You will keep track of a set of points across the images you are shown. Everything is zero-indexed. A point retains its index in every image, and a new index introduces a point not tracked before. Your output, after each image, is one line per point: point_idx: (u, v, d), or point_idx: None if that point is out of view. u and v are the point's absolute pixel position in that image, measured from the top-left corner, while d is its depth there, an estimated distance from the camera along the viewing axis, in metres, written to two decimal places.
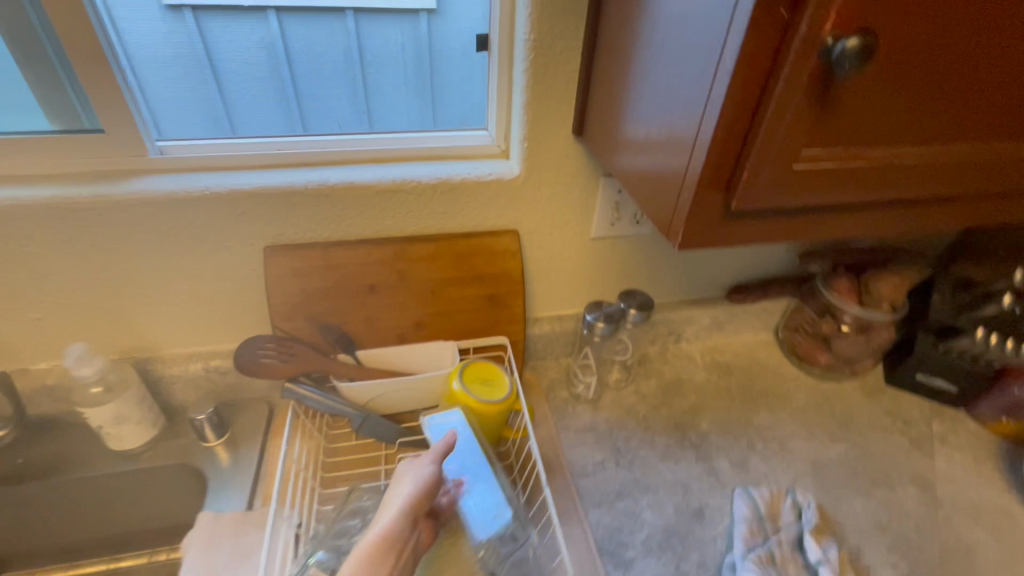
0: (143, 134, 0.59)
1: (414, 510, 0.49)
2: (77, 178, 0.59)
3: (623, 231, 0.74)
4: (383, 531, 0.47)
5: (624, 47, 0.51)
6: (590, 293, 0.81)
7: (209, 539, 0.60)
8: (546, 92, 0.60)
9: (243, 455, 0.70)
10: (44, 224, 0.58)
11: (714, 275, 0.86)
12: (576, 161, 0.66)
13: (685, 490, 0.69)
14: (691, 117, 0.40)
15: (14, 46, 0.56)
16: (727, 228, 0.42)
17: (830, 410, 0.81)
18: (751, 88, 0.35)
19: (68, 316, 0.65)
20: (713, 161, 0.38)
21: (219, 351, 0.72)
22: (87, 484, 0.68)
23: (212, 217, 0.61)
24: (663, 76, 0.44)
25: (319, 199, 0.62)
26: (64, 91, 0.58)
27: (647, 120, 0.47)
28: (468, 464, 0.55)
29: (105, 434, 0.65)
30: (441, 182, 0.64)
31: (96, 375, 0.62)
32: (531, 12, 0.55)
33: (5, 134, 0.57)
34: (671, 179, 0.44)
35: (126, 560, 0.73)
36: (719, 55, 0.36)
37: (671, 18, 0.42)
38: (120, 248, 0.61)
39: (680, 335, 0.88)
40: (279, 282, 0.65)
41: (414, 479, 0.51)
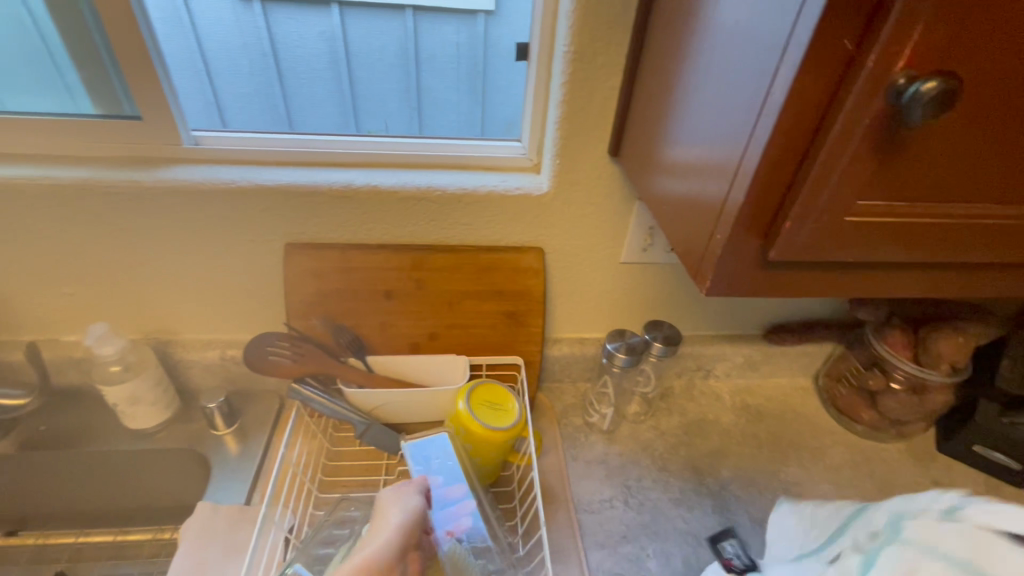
0: (180, 124, 0.60)
1: (404, 542, 0.45)
2: (116, 163, 0.61)
3: (655, 258, 0.70)
4: (367, 560, 0.42)
5: (669, 67, 0.47)
6: (616, 318, 0.77)
7: (204, 530, 0.60)
8: (584, 106, 0.57)
9: (249, 447, 0.70)
10: (79, 205, 0.59)
11: (750, 311, 0.80)
12: (610, 181, 0.63)
13: (696, 542, 0.64)
14: (733, 150, 0.36)
15: (68, 31, 0.57)
16: (763, 277, 0.38)
17: (868, 471, 0.74)
18: (805, 125, 0.31)
19: (98, 294, 0.66)
20: (752, 203, 0.34)
21: (237, 341, 0.72)
22: (102, 458, 0.70)
23: (237, 210, 0.61)
24: (707, 102, 0.40)
25: (342, 201, 0.61)
26: (110, 77, 0.59)
27: (687, 148, 0.43)
28: (447, 498, 0.55)
29: (121, 412, 0.67)
30: (467, 193, 0.62)
31: (116, 355, 0.63)
32: (573, 23, 0.52)
33: (54, 116, 0.59)
34: (705, 216, 0.40)
35: (134, 534, 0.73)
36: (769, 86, 0.32)
37: (721, 40, 0.38)
38: (150, 233, 0.62)
39: (709, 371, 0.83)
40: (298, 280, 0.64)
41: (402, 509, 0.48)
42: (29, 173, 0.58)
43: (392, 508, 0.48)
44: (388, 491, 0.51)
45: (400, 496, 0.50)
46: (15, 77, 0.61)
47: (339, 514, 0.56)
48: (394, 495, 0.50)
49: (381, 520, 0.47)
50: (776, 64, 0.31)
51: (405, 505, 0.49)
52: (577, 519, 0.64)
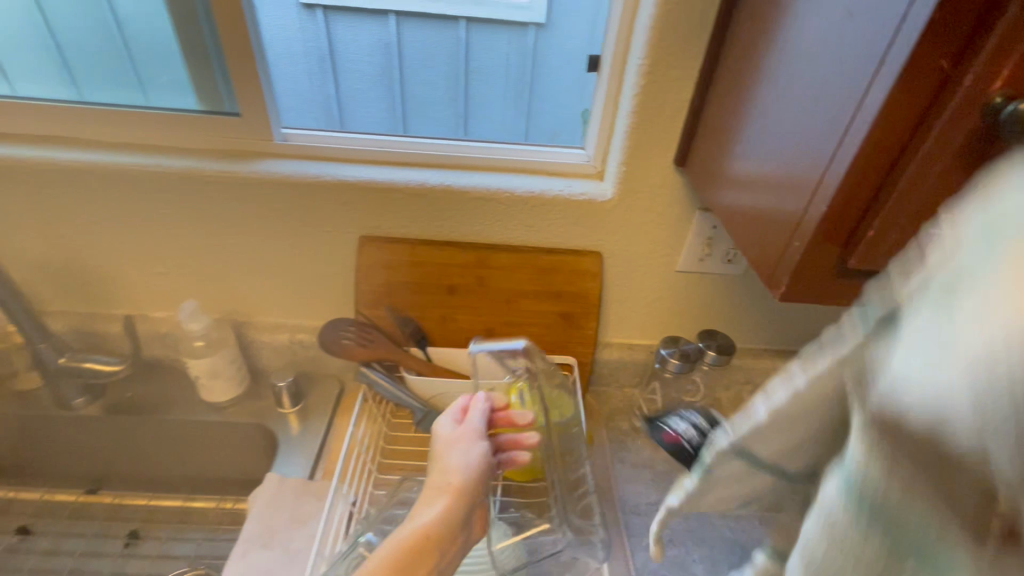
0: (272, 121, 0.65)
1: (467, 499, 0.50)
2: (211, 153, 0.66)
3: (711, 268, 0.72)
4: (432, 523, 0.48)
5: (743, 81, 0.49)
6: (667, 325, 0.78)
7: (272, 500, 0.64)
8: (654, 117, 0.59)
9: (311, 427, 0.74)
10: (181, 191, 0.65)
11: (803, 327, 0.80)
12: (673, 190, 0.64)
13: (743, 552, 0.64)
14: (815, 162, 0.38)
15: (184, 34, 0.64)
16: (839, 285, 0.39)
17: None
18: (893, 140, 0.33)
19: (187, 274, 0.72)
20: (834, 212, 0.36)
21: (305, 326, 0.77)
22: (179, 426, 0.76)
23: (320, 203, 0.66)
24: (786, 116, 0.42)
25: (417, 198, 0.65)
26: (217, 77, 0.65)
27: (760, 158, 0.45)
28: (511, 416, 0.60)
29: (200, 384, 0.72)
30: (534, 196, 0.65)
31: (201, 331, 0.68)
32: (651, 37, 0.55)
33: (164, 109, 0.65)
34: (781, 224, 0.41)
35: (199, 501, 0.79)
36: (859, 102, 0.33)
37: (805, 58, 0.40)
38: (238, 220, 0.67)
39: (757, 385, 0.83)
40: (369, 271, 0.68)
41: (464, 464, 0.52)
42: (138, 160, 0.64)
43: (453, 455, 0.53)
44: (448, 432, 0.55)
45: (460, 439, 0.54)
46: (121, 72, 0.67)
47: (402, 494, 0.59)
48: (455, 439, 0.54)
49: (442, 466, 0.52)
50: (867, 81, 0.33)
51: (463, 453, 0.53)
52: (625, 520, 0.65)
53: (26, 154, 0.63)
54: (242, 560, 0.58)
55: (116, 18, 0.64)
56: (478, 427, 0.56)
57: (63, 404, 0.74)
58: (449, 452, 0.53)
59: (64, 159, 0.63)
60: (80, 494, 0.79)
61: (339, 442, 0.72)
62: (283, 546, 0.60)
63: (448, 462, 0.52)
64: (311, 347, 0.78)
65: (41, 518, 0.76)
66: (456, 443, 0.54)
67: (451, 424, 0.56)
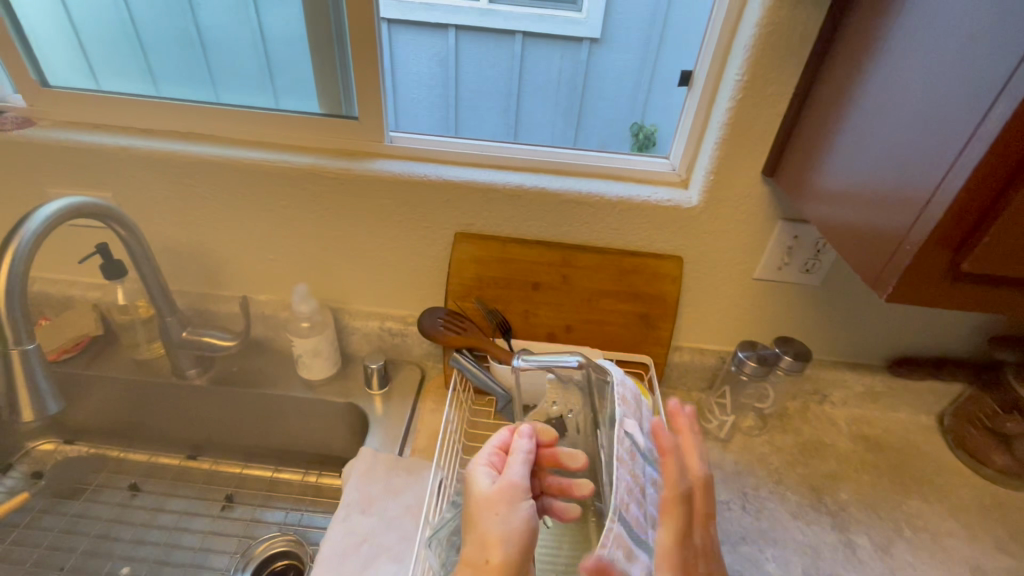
0: (384, 125, 0.72)
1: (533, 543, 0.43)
2: (328, 152, 0.73)
3: (789, 277, 0.74)
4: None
5: (844, 98, 0.52)
6: (739, 332, 0.80)
7: (368, 471, 0.68)
8: (746, 130, 0.63)
9: (396, 408, 0.79)
10: (299, 185, 0.72)
11: (876, 341, 0.81)
12: (758, 200, 0.67)
13: (816, 555, 0.65)
14: (928, 174, 0.40)
15: (314, 49, 0.72)
16: (946, 289, 0.42)
17: (1000, 517, 0.72)
18: (1013, 155, 0.35)
19: (294, 261, 0.79)
20: (948, 220, 0.38)
21: (394, 315, 0.83)
22: (276, 400, 0.82)
23: (422, 200, 0.72)
24: (893, 131, 0.45)
25: (512, 199, 0.70)
26: (338, 85, 0.73)
27: (863, 170, 0.48)
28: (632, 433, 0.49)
29: (301, 362, 0.79)
30: (622, 200, 0.69)
31: (308, 313, 0.75)
32: (749, 56, 0.59)
33: (291, 112, 0.73)
34: (887, 231, 0.44)
35: (284, 472, 0.84)
36: (980, 119, 0.36)
37: (912, 79, 0.43)
38: (346, 212, 0.74)
39: (826, 397, 0.84)
40: (462, 265, 0.74)
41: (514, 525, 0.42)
42: (264, 156, 0.71)
43: (493, 520, 0.42)
44: (485, 487, 0.44)
45: (499, 500, 0.43)
46: (249, 80, 0.75)
47: None
48: (493, 500, 0.43)
49: (480, 534, 0.41)
50: (989, 100, 0.36)
51: (507, 517, 0.42)
52: None
53: (172, 148, 0.71)
54: (343, 522, 0.63)
55: (223, 31, 0.72)
56: (514, 488, 0.44)
57: (179, 373, 0.82)
58: (488, 515, 0.42)
59: (201, 152, 0.71)
60: (180, 457, 0.86)
61: (423, 424, 0.77)
62: (379, 512, 0.65)
63: (488, 529, 0.41)
64: (398, 335, 0.83)
65: (148, 478, 0.83)
66: (495, 505, 0.43)
67: (487, 475, 0.45)
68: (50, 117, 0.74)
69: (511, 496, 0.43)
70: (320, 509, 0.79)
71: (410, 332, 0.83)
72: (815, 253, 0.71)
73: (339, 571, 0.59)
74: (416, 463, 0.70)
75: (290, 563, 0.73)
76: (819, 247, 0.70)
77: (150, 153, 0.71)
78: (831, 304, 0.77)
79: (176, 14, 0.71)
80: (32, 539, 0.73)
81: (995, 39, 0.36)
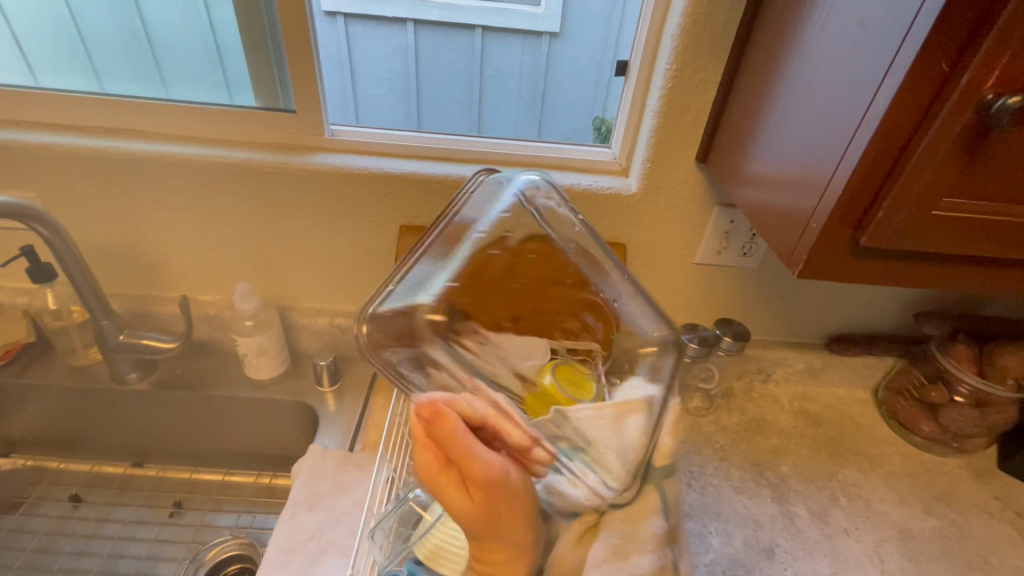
0: (324, 118, 0.71)
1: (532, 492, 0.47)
2: (266, 146, 0.71)
3: (728, 260, 0.76)
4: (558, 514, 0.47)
5: (762, 86, 0.54)
6: (684, 316, 0.83)
7: (316, 469, 0.68)
8: (679, 118, 0.64)
9: (347, 405, 0.79)
10: (236, 180, 0.70)
11: (813, 320, 0.84)
12: (694, 186, 0.69)
13: (757, 527, 0.67)
14: (830, 155, 0.43)
15: (249, 39, 0.70)
16: (849, 263, 0.44)
17: (927, 482, 0.76)
18: (900, 133, 0.38)
19: (236, 259, 0.77)
20: (847, 197, 0.41)
21: (344, 310, 0.82)
22: (224, 401, 0.81)
23: (365, 193, 0.71)
24: (802, 116, 0.47)
25: (455, 190, 0.70)
26: (275, 79, 0.72)
27: (778, 155, 0.50)
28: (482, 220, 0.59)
29: (247, 362, 0.78)
30: (564, 189, 0.70)
31: (251, 311, 0.74)
32: (677, 45, 0.60)
33: (225, 105, 0.71)
34: (798, 210, 0.47)
35: (236, 475, 0.83)
36: (870, 101, 0.39)
37: (817, 64, 0.45)
38: (287, 209, 0.72)
39: (769, 375, 0.87)
40: (407, 257, 0.73)
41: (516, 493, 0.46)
42: (198, 151, 0.69)
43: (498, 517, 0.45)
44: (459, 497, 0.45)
45: (488, 497, 0.44)
46: (182, 73, 0.73)
47: None
48: (483, 501, 0.44)
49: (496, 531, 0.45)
50: (877, 83, 0.38)
51: (503, 502, 0.45)
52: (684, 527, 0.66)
53: (99, 144, 0.68)
54: (291, 521, 0.62)
55: (152, 24, 0.70)
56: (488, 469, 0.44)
57: (119, 378, 0.79)
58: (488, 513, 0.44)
59: (130, 148, 0.68)
60: (126, 466, 0.84)
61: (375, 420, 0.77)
62: (328, 509, 0.64)
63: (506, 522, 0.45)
64: (348, 330, 0.83)
65: (91, 488, 0.80)
66: (490, 504, 0.44)
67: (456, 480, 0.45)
68: None
69: (487, 483, 0.44)
70: (272, 511, 0.77)
71: None
72: (750, 236, 0.73)
73: (286, 570, 0.58)
74: (367, 459, 0.69)
75: (242, 566, 0.71)
76: (754, 232, 0.73)
77: (75, 150, 0.68)
78: (770, 286, 0.80)
79: (112, 10, 0.69)
80: None
81: (881, 25, 0.38)
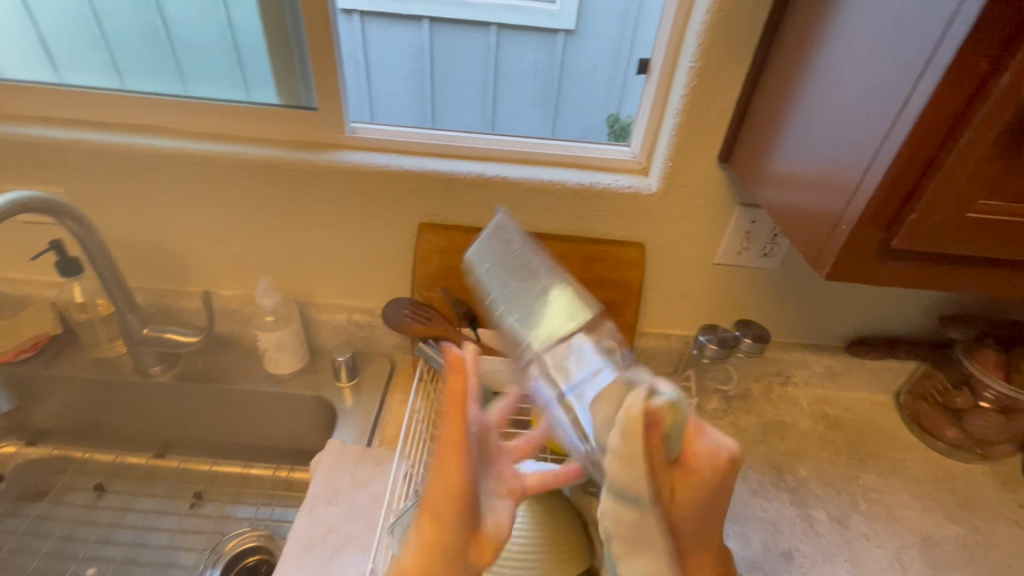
0: (344, 116, 0.71)
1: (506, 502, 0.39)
2: (288, 144, 0.72)
3: (748, 261, 0.75)
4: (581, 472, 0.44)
5: (789, 84, 0.53)
6: (702, 317, 0.82)
7: (335, 463, 0.68)
8: (702, 117, 0.64)
9: (364, 400, 0.79)
10: (258, 177, 0.71)
11: (834, 322, 0.83)
12: (716, 185, 0.69)
13: (775, 530, 0.67)
14: (861, 154, 0.42)
15: (272, 37, 0.71)
16: (879, 265, 0.44)
17: (950, 488, 0.75)
18: (936, 134, 0.37)
19: (257, 255, 0.78)
20: (879, 198, 0.40)
21: (362, 307, 0.83)
22: (245, 395, 0.82)
23: (384, 190, 0.71)
24: (831, 115, 0.46)
25: (475, 188, 0.71)
26: (297, 77, 0.72)
27: (804, 155, 0.50)
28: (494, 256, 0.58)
29: (267, 356, 0.79)
30: (584, 188, 0.70)
31: (272, 307, 0.75)
32: (702, 43, 0.60)
33: (247, 103, 0.72)
34: (826, 210, 0.46)
35: (255, 468, 0.84)
36: (906, 99, 0.38)
37: (847, 63, 0.45)
38: (308, 206, 0.73)
39: (788, 377, 0.86)
40: (426, 255, 0.74)
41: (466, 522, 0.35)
42: (222, 148, 0.70)
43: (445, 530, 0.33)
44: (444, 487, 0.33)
45: (449, 502, 0.33)
46: (206, 71, 0.74)
47: None
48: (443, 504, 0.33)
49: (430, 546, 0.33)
50: (914, 81, 0.37)
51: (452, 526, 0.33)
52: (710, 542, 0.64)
53: (125, 141, 0.69)
54: (310, 515, 0.63)
55: (177, 22, 0.71)
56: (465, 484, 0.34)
57: (142, 371, 0.81)
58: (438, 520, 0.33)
59: (155, 145, 0.69)
60: (148, 457, 0.85)
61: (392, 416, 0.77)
62: (346, 503, 0.65)
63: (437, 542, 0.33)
64: (366, 327, 0.83)
65: (114, 478, 0.82)
66: (447, 507, 0.33)
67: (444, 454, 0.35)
68: None
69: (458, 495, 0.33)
70: (290, 504, 0.78)
71: (379, 324, 0.83)
72: (772, 237, 0.73)
73: (306, 563, 0.59)
74: (385, 454, 0.70)
75: (260, 558, 0.72)
76: (775, 232, 0.72)
77: (102, 147, 0.69)
78: (791, 287, 0.79)
79: (138, 9, 0.70)
80: None
81: (919, 21, 0.37)
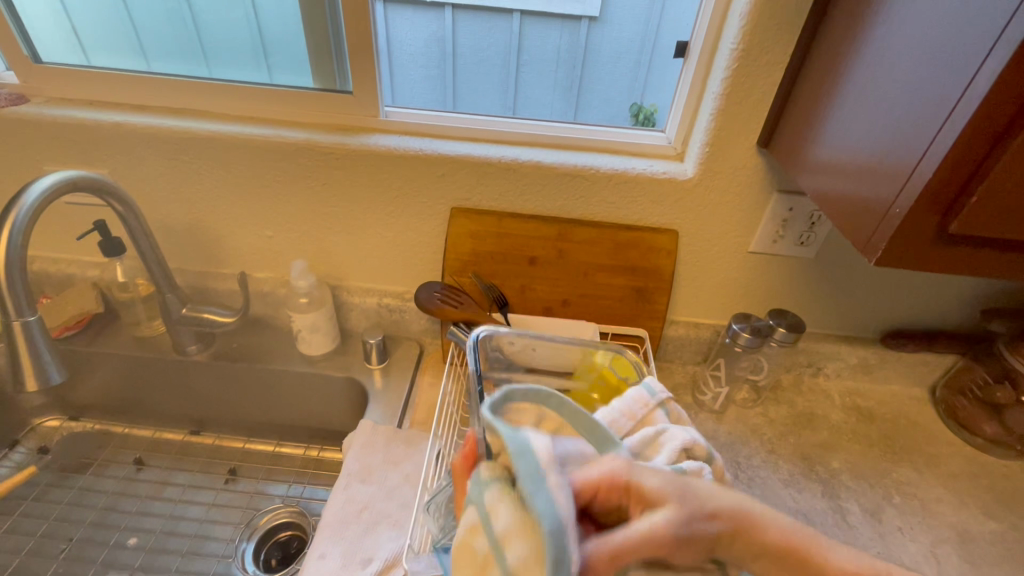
0: (378, 99, 0.72)
1: None
2: (323, 127, 0.73)
3: (784, 250, 0.74)
4: None
5: (838, 64, 0.52)
6: (733, 306, 0.81)
7: (368, 443, 0.70)
8: (742, 101, 0.63)
9: (394, 383, 0.81)
10: (294, 159, 0.71)
11: (870, 314, 0.82)
12: (753, 172, 0.68)
13: (805, 521, 0.66)
14: (919, 135, 0.41)
15: (308, 19, 0.71)
16: (933, 251, 0.43)
17: (988, 484, 0.73)
18: (1003, 114, 0.36)
19: (291, 237, 0.80)
20: (937, 181, 0.39)
21: (392, 291, 0.84)
22: (277, 375, 0.84)
23: (418, 175, 0.72)
24: (885, 95, 0.45)
25: (508, 172, 0.70)
26: (332, 60, 0.73)
27: (854, 139, 0.48)
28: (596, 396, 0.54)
29: (301, 338, 0.80)
30: (618, 173, 0.69)
31: (306, 289, 0.76)
32: (745, 24, 0.58)
33: (283, 86, 0.73)
34: (877, 194, 0.45)
35: (286, 447, 0.86)
36: (971, 79, 0.36)
37: (905, 40, 0.43)
38: (342, 189, 0.74)
39: (820, 369, 0.85)
40: (457, 240, 0.74)
41: None
42: (258, 131, 0.71)
43: None
44: None
45: None
46: (242, 55, 0.75)
47: None
48: None
49: None
50: (981, 58, 0.36)
51: None
52: None
53: (164, 123, 0.71)
54: (344, 492, 0.65)
55: (212, 6, 0.72)
56: None
57: (180, 350, 0.83)
58: None
59: (194, 127, 0.70)
60: (186, 433, 0.88)
61: (421, 398, 0.79)
62: (379, 481, 0.66)
63: None
64: (396, 311, 0.85)
65: (153, 453, 0.85)
66: None
67: None
68: (44, 94, 0.74)
69: None
70: (321, 481, 0.80)
71: (409, 308, 0.84)
72: (810, 225, 0.71)
73: (341, 537, 0.60)
74: (415, 435, 0.71)
75: (293, 533, 0.75)
76: (813, 219, 0.71)
77: (142, 127, 0.70)
78: (825, 277, 0.77)
79: None
80: (40, 512, 0.75)
81: None
